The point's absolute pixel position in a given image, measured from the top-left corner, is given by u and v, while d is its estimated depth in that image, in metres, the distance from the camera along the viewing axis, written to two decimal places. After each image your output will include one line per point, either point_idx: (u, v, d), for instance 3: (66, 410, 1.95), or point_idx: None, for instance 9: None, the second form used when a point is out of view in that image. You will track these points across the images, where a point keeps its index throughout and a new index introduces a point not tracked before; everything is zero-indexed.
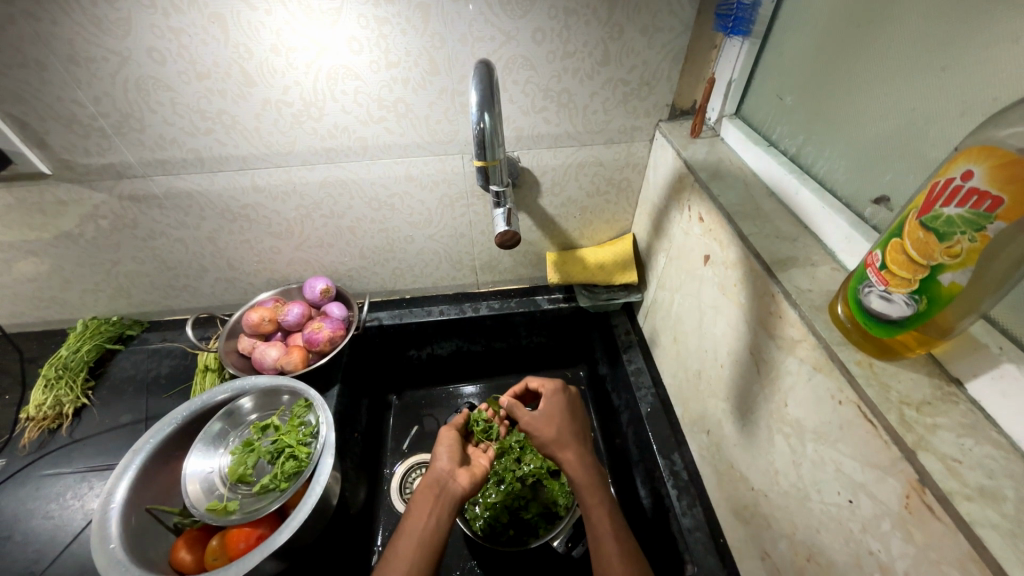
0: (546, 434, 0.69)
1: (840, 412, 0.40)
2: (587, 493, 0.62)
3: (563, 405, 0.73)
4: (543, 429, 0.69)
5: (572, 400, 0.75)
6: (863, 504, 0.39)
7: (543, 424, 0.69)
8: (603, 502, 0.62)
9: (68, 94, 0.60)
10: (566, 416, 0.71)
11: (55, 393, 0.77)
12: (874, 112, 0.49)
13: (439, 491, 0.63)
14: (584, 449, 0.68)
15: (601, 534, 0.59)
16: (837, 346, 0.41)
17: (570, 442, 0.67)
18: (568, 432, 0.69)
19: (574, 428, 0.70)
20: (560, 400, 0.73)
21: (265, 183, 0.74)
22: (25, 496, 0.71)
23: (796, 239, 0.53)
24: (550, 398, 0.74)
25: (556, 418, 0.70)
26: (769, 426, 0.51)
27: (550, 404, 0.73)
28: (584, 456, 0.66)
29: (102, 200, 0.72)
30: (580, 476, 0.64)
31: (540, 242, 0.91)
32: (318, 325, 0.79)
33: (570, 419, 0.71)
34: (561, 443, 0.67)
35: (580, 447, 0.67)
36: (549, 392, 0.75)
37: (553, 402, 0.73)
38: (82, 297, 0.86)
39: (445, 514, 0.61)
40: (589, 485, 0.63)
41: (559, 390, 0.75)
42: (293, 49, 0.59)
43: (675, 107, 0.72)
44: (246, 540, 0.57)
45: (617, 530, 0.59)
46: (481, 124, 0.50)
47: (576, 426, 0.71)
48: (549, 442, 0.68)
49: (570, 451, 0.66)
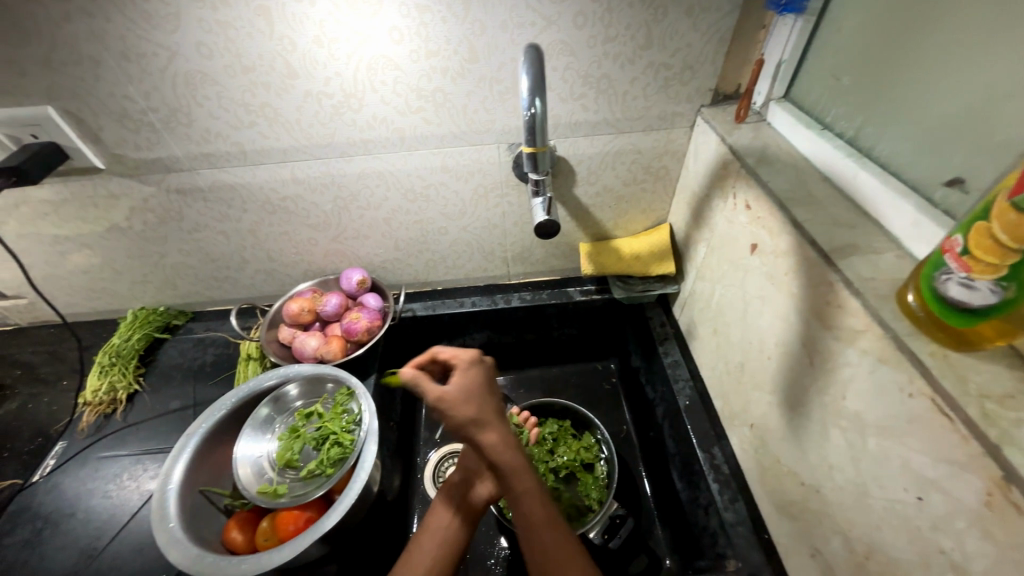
0: (461, 414, 0.56)
1: (909, 405, 0.38)
2: (519, 479, 0.55)
3: (482, 377, 0.62)
4: (460, 408, 0.57)
5: (489, 369, 0.64)
6: (934, 501, 0.37)
7: (461, 401, 0.57)
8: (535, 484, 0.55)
9: (121, 90, 0.62)
10: (487, 390, 0.60)
11: (109, 379, 0.81)
12: (952, 87, 0.47)
13: (465, 491, 0.63)
14: (507, 427, 0.59)
15: (536, 521, 0.53)
16: (907, 336, 0.39)
17: (496, 420, 0.57)
18: (492, 409, 0.58)
19: (495, 404, 0.60)
20: (478, 371, 0.62)
21: (304, 175, 0.75)
22: (84, 476, 0.74)
23: (855, 226, 0.51)
24: (467, 370, 0.61)
25: (474, 394, 0.58)
26: (824, 420, 0.49)
27: (467, 377, 0.61)
28: (509, 435, 0.57)
29: (151, 194, 0.75)
30: (509, 460, 0.55)
31: (574, 233, 0.90)
32: (356, 316, 0.80)
33: (489, 394, 0.60)
34: (482, 423, 0.56)
35: (503, 427, 0.58)
36: (463, 363, 0.63)
37: (470, 375, 0.61)
38: (131, 288, 0.89)
39: (469, 514, 0.61)
40: (520, 468, 0.55)
41: (475, 361, 0.63)
42: (335, 40, 0.60)
43: (718, 91, 0.70)
44: (296, 523, 0.58)
45: (549, 513, 0.54)
46: (531, 110, 0.49)
47: (497, 401, 0.60)
48: (467, 423, 0.56)
49: (492, 431, 0.56)
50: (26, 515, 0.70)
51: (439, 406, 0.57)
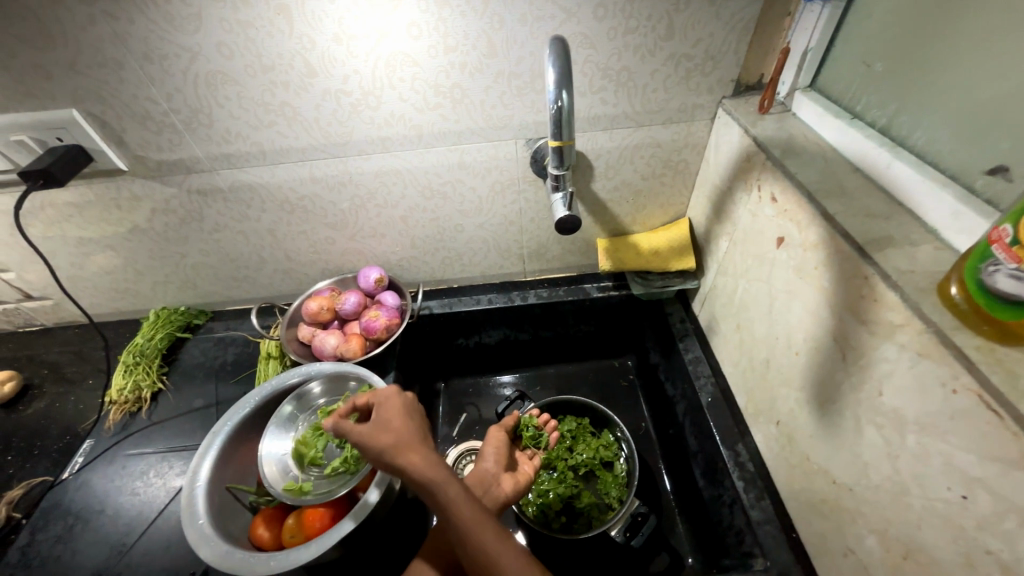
0: (381, 442, 0.50)
1: (953, 402, 0.37)
2: (450, 495, 0.47)
3: (402, 404, 0.55)
4: (376, 438, 0.51)
5: (410, 397, 0.58)
6: (980, 499, 0.36)
7: (378, 432, 0.51)
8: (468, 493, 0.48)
9: (144, 91, 0.63)
10: (408, 418, 0.54)
11: (134, 378, 0.82)
12: (992, 70, 0.45)
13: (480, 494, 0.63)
14: (433, 447, 0.51)
15: (479, 534, 0.45)
16: (950, 330, 0.38)
17: (418, 440, 0.51)
18: (413, 432, 0.52)
19: (419, 429, 0.53)
20: (400, 397, 0.56)
21: (322, 174, 0.75)
22: (112, 473, 0.76)
23: (889, 217, 0.49)
24: (386, 402, 0.56)
25: (393, 420, 0.53)
26: (858, 417, 0.48)
27: (387, 408, 0.55)
28: (434, 453, 0.50)
29: (172, 194, 0.75)
30: (435, 477, 0.47)
31: (591, 229, 0.89)
32: (375, 314, 0.80)
33: (413, 421, 0.54)
34: (402, 447, 0.50)
35: (428, 449, 0.50)
36: (383, 397, 0.57)
37: (390, 405, 0.55)
38: (153, 288, 0.91)
39: None
40: (451, 485, 0.47)
41: (395, 392, 0.58)
42: (354, 37, 0.59)
43: (740, 82, 0.68)
44: (321, 520, 0.59)
45: (490, 522, 0.47)
46: (558, 103, 0.48)
47: (418, 425, 0.54)
48: (386, 450, 0.49)
49: (415, 453, 0.49)
50: (57, 512, 0.71)
51: (359, 441, 0.50)
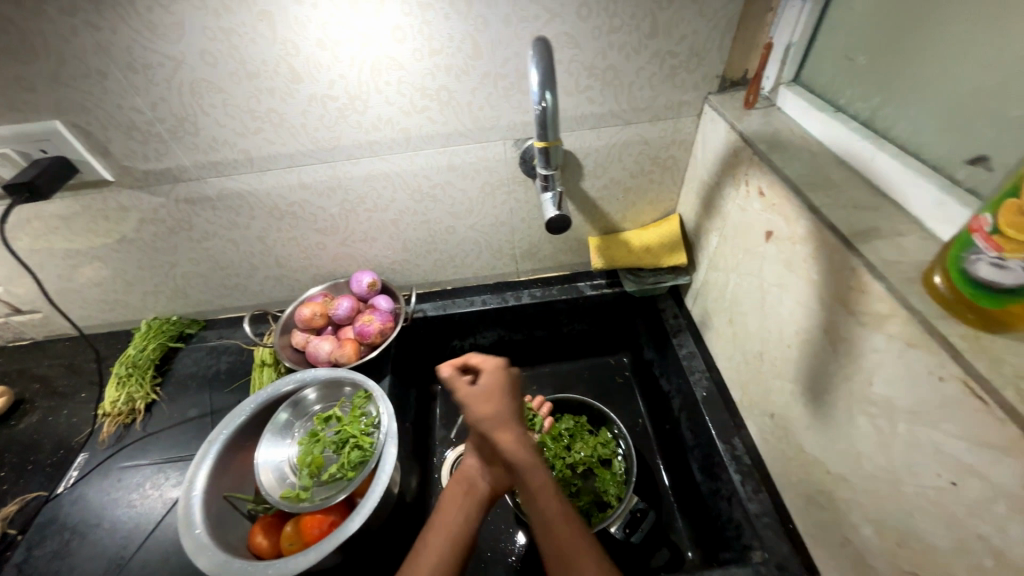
0: (481, 413, 0.60)
1: (941, 390, 0.38)
2: (534, 477, 0.56)
3: (501, 379, 0.63)
4: (480, 407, 0.60)
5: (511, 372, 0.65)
6: (970, 485, 0.36)
7: (481, 406, 0.60)
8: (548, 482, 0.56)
9: (128, 101, 0.62)
10: (508, 393, 0.63)
11: (127, 390, 0.82)
12: (971, 62, 0.46)
13: (467, 489, 0.63)
14: (524, 430, 0.60)
15: (551, 518, 0.53)
16: (937, 319, 0.38)
17: (510, 423, 0.59)
18: (509, 411, 0.61)
19: (516, 408, 0.62)
20: (498, 371, 0.64)
21: (311, 180, 0.75)
22: (108, 486, 0.75)
23: (875, 209, 0.50)
24: (487, 374, 0.64)
25: (497, 395, 0.61)
26: (849, 407, 0.48)
27: (486, 381, 0.63)
28: (525, 437, 0.59)
29: (160, 204, 0.75)
30: (523, 461, 0.57)
31: (582, 227, 0.89)
32: (369, 318, 0.80)
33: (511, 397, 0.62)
34: (498, 423, 0.59)
35: (518, 429, 0.59)
36: (485, 367, 0.64)
37: (490, 379, 0.63)
38: (144, 299, 0.90)
39: (474, 512, 0.61)
40: (532, 465, 0.57)
41: (499, 364, 0.65)
42: (338, 42, 0.59)
43: (725, 78, 0.69)
44: (320, 526, 0.58)
45: (564, 510, 0.54)
46: (542, 104, 0.48)
47: (514, 402, 0.62)
48: (483, 421, 0.59)
49: (509, 432, 0.59)
50: (52, 528, 0.71)
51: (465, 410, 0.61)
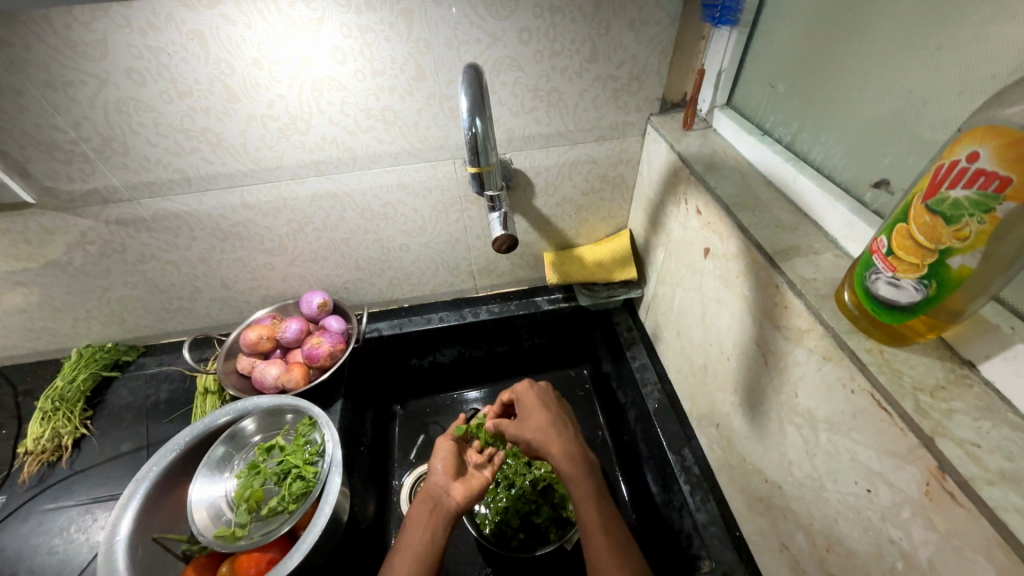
0: (529, 433, 0.67)
1: (853, 402, 0.40)
2: (578, 486, 0.61)
3: (540, 398, 0.71)
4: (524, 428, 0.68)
5: (549, 392, 0.73)
6: (881, 492, 0.38)
7: (526, 426, 0.68)
8: (591, 490, 0.60)
9: (48, 120, 0.59)
10: (547, 411, 0.69)
11: (52, 425, 0.76)
12: (870, 92, 0.49)
13: (433, 506, 0.62)
14: (569, 439, 0.66)
15: (589, 525, 0.58)
16: (847, 335, 0.40)
17: (554, 435, 0.66)
18: (553, 426, 0.67)
19: (560, 422, 0.68)
20: (534, 393, 0.71)
21: (255, 200, 0.72)
22: (27, 532, 0.69)
23: (797, 228, 0.52)
24: (526, 394, 0.72)
25: (538, 414, 0.69)
26: (780, 418, 0.50)
27: (525, 403, 0.71)
28: (570, 446, 0.64)
29: (89, 226, 0.71)
30: (567, 470, 0.62)
31: (538, 243, 0.90)
32: (318, 340, 0.78)
33: (551, 413, 0.69)
34: (548, 438, 0.65)
35: (566, 440, 0.65)
36: (522, 392, 0.72)
37: (527, 400, 0.71)
38: (75, 326, 0.84)
39: (441, 528, 0.60)
40: (579, 476, 0.61)
41: (533, 386, 0.73)
42: (276, 62, 0.58)
43: (665, 99, 0.71)
44: (257, 565, 0.55)
45: (604, 519, 0.58)
46: (472, 129, 0.49)
47: (557, 417, 0.68)
48: (532, 440, 0.66)
49: (556, 444, 0.65)
50: None
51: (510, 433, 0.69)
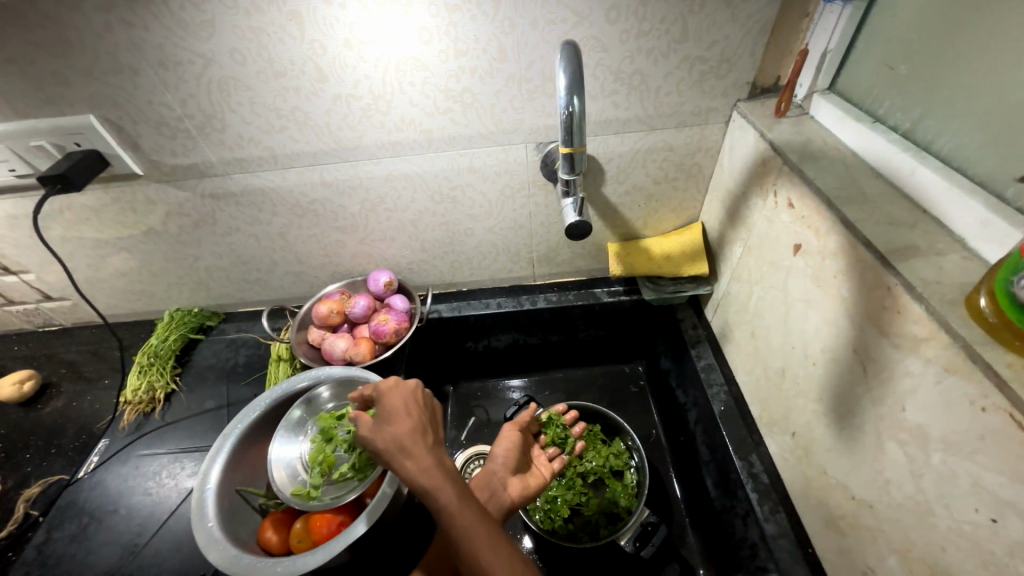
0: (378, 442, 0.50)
1: (983, 421, 0.35)
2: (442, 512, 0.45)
3: (405, 398, 0.54)
4: (375, 436, 0.50)
5: (420, 392, 0.56)
6: (1011, 524, 0.34)
7: (377, 430, 0.51)
8: (468, 512, 0.45)
9: (159, 97, 0.63)
10: (404, 409, 0.53)
11: (149, 379, 0.83)
12: (1019, 75, 0.43)
13: (489, 497, 0.58)
14: (429, 446, 0.49)
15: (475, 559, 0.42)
16: (980, 346, 0.36)
17: (409, 441, 0.49)
18: (411, 427, 0.51)
19: (418, 422, 0.52)
20: (400, 394, 0.55)
21: (333, 178, 0.75)
22: (126, 473, 0.77)
23: (913, 225, 0.47)
24: (390, 395, 0.55)
25: (394, 412, 0.52)
26: (879, 433, 0.46)
27: (385, 406, 0.54)
28: (429, 458, 0.48)
29: (186, 198, 0.76)
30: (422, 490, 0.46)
31: (602, 233, 0.88)
32: (384, 318, 0.80)
33: (408, 412, 0.53)
34: (400, 448, 0.48)
35: (423, 447, 0.49)
36: (384, 390, 0.56)
37: (389, 400, 0.54)
38: (168, 290, 0.92)
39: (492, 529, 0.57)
40: (446, 494, 0.45)
41: (397, 383, 0.57)
42: (364, 43, 0.59)
43: (755, 85, 0.67)
44: (329, 525, 0.59)
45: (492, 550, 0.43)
46: (569, 108, 0.48)
47: (418, 421, 0.52)
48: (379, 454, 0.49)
49: (411, 457, 0.48)
50: (72, 511, 0.73)
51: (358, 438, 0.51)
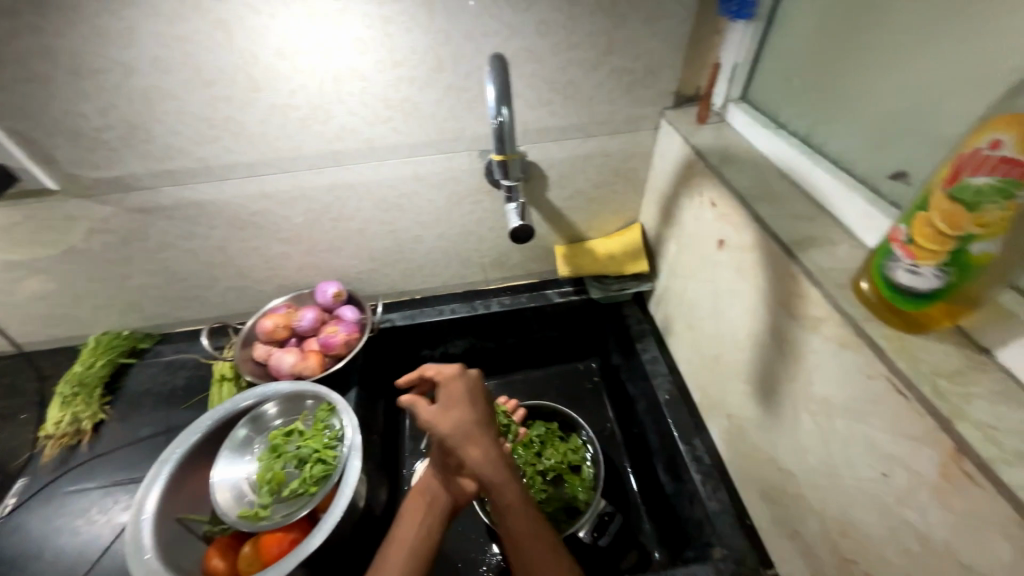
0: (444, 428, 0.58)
1: (871, 387, 0.40)
2: (502, 496, 0.55)
3: (467, 389, 0.63)
4: (441, 422, 0.59)
5: (478, 382, 0.65)
6: (898, 476, 0.39)
7: (443, 417, 0.59)
8: (521, 499, 0.55)
9: (74, 107, 0.60)
10: (467, 403, 0.61)
11: (72, 410, 0.77)
12: (889, 88, 0.50)
13: (429, 498, 0.63)
14: (491, 438, 0.59)
15: (521, 536, 0.54)
16: (865, 322, 0.41)
17: (475, 434, 0.58)
18: (476, 420, 0.60)
19: (482, 416, 0.61)
20: (461, 385, 0.63)
21: (273, 189, 0.73)
22: (49, 514, 0.71)
23: (813, 219, 0.53)
24: (454, 384, 0.63)
25: (459, 403, 0.61)
26: (795, 407, 0.51)
27: (450, 393, 0.62)
28: (492, 449, 0.57)
29: (110, 213, 0.72)
30: (488, 476, 0.55)
31: (549, 236, 0.91)
32: (333, 329, 0.79)
33: (472, 406, 0.61)
34: (466, 437, 0.58)
35: (486, 440, 0.58)
36: (447, 378, 0.64)
37: (453, 390, 0.63)
38: (93, 313, 0.86)
39: (437, 524, 0.61)
40: (505, 486, 0.55)
41: (458, 374, 0.65)
42: (298, 52, 0.59)
43: (679, 94, 0.72)
44: (279, 544, 0.57)
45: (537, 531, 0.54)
46: (499, 117, 0.50)
47: (480, 413, 0.61)
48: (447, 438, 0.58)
49: (478, 446, 0.57)
50: None
51: (424, 422, 0.59)
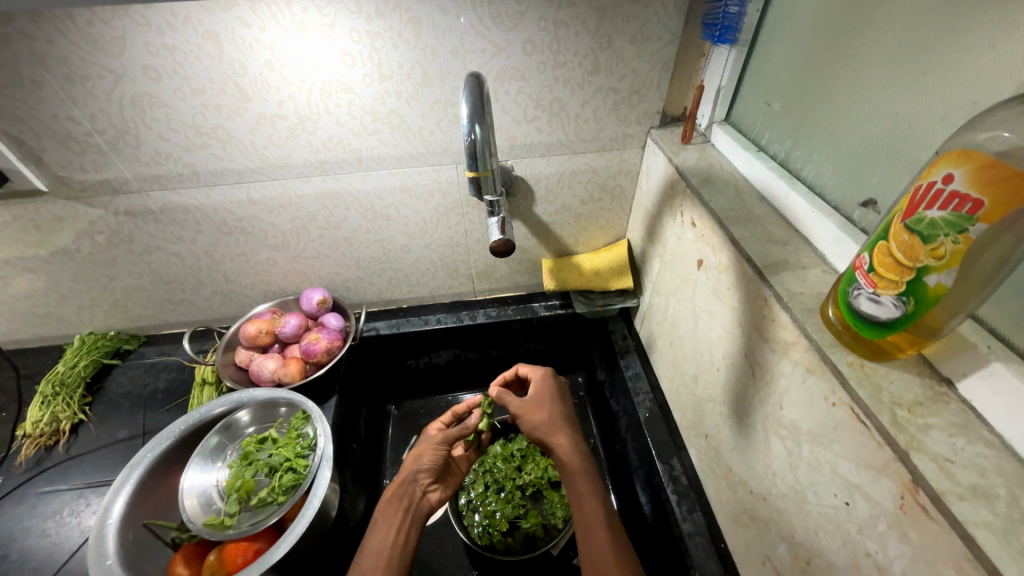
0: (536, 420, 0.67)
1: (833, 414, 0.40)
2: (577, 482, 0.60)
3: (553, 390, 0.71)
4: (533, 414, 0.67)
5: (561, 385, 0.73)
6: (859, 505, 0.38)
7: (534, 409, 0.68)
8: (594, 488, 0.60)
9: (65, 112, 0.61)
10: (556, 400, 0.69)
11: (52, 409, 0.77)
12: (858, 117, 0.51)
13: (407, 506, 0.63)
14: (575, 433, 0.66)
15: (591, 522, 0.57)
16: (829, 348, 0.41)
17: (561, 428, 0.65)
18: (559, 416, 0.67)
19: (566, 414, 0.68)
20: (549, 386, 0.71)
21: (261, 196, 0.74)
22: (22, 514, 0.71)
23: (787, 243, 0.54)
24: (541, 383, 0.72)
25: (547, 403, 0.69)
26: (766, 430, 0.51)
27: (539, 392, 0.71)
28: (575, 440, 0.64)
29: (99, 215, 0.73)
30: (571, 462, 0.62)
31: (536, 249, 0.91)
32: (316, 336, 0.79)
33: (559, 404, 0.69)
34: (554, 429, 0.65)
35: (573, 433, 0.65)
36: (537, 377, 0.73)
37: (541, 389, 0.71)
38: (79, 313, 0.86)
39: (411, 534, 0.61)
40: (582, 472, 0.61)
41: (548, 377, 0.73)
42: (287, 64, 0.60)
43: (665, 114, 0.73)
44: (244, 554, 0.57)
45: (608, 518, 0.57)
46: (471, 135, 0.51)
47: (565, 411, 0.69)
48: (539, 427, 0.66)
49: (563, 436, 0.64)
50: None
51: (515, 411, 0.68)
